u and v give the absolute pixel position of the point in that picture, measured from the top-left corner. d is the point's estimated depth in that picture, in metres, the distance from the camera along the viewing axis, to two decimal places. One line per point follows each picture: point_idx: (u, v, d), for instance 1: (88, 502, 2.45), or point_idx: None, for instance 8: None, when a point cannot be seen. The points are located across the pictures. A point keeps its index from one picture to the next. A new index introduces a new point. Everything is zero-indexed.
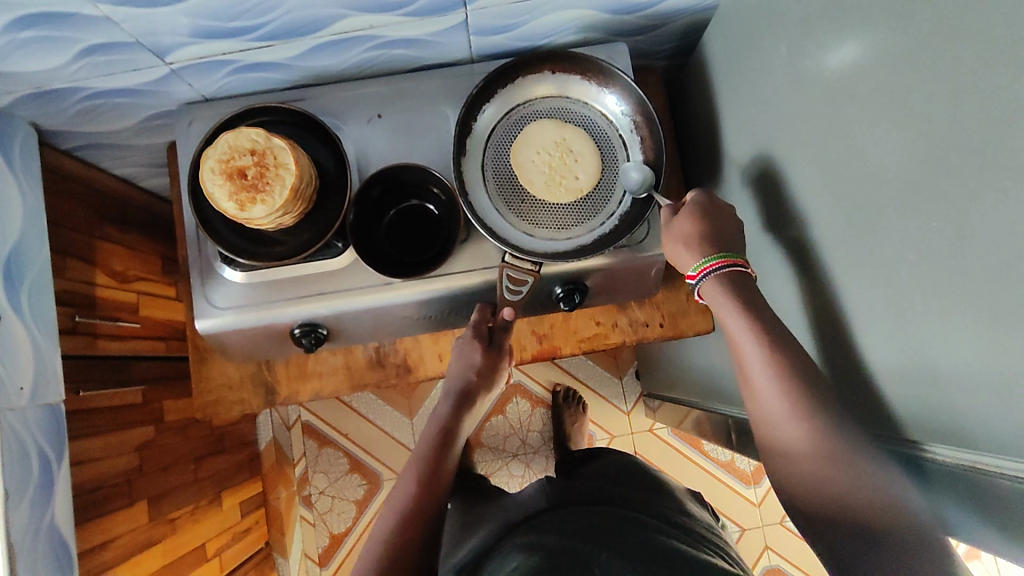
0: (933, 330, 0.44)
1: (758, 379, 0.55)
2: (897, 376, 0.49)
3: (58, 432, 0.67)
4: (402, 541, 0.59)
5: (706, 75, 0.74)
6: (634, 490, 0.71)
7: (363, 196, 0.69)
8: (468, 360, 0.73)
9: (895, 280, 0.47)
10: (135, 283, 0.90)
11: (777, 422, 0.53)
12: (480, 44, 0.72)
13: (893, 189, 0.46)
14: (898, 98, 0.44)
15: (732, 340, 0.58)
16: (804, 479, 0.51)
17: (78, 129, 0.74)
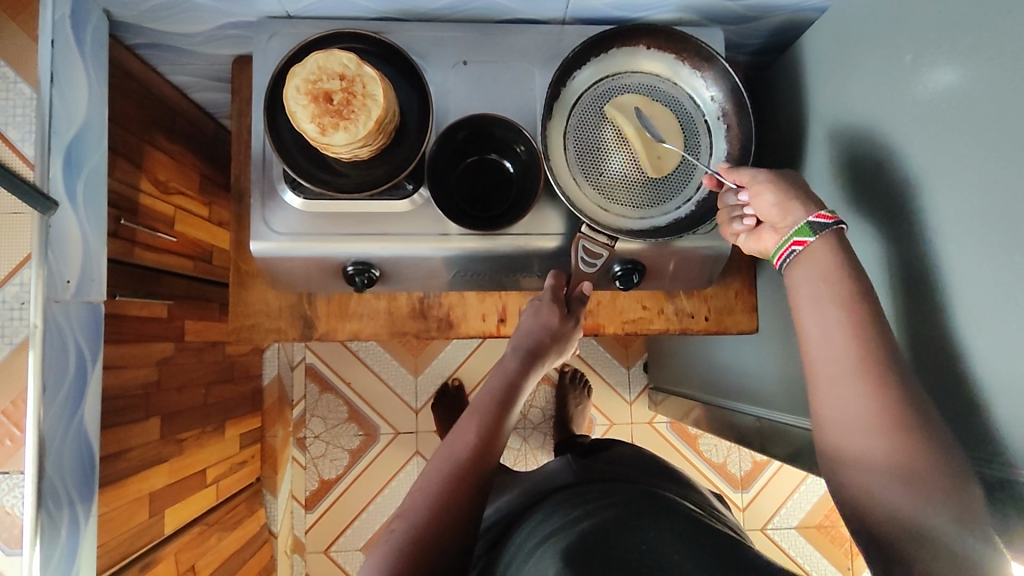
0: (1010, 353, 0.45)
1: (830, 346, 0.49)
2: (962, 392, 0.50)
3: (97, 333, 0.64)
4: (450, 502, 0.51)
5: (795, 76, 0.74)
6: (657, 474, 0.64)
7: (448, 138, 0.68)
8: (545, 321, 0.66)
9: (979, 302, 0.48)
10: (174, 196, 0.88)
11: (841, 376, 0.48)
12: (577, 6, 0.71)
13: (997, 212, 0.46)
14: (1006, 127, 0.45)
15: (809, 308, 0.51)
16: (850, 442, 0.46)
17: (149, 26, 0.71)
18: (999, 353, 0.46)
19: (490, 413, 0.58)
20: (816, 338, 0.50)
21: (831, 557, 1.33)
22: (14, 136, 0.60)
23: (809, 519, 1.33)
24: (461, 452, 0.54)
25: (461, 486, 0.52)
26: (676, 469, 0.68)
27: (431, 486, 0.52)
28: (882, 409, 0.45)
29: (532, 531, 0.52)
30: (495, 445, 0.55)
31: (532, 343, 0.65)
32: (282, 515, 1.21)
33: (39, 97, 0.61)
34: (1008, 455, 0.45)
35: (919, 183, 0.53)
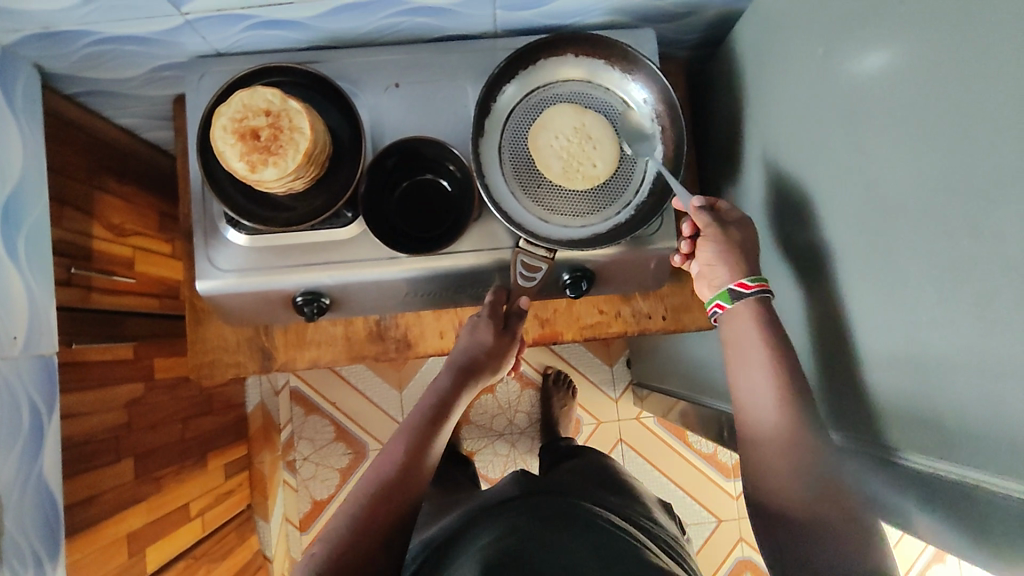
0: (924, 343, 0.45)
1: (751, 372, 0.57)
2: (886, 383, 0.50)
3: (49, 385, 0.66)
4: (375, 519, 0.55)
5: (730, 69, 0.74)
6: (610, 487, 0.67)
7: (378, 165, 0.68)
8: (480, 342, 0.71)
9: (895, 293, 0.48)
10: (131, 237, 0.88)
11: (759, 413, 0.55)
12: (504, 19, 0.71)
13: (902, 203, 0.46)
14: (909, 117, 0.45)
15: (733, 337, 0.60)
16: (761, 453, 0.54)
17: (82, 75, 0.72)
18: (914, 344, 0.46)
19: (418, 434, 0.64)
20: (737, 365, 0.59)
21: None
22: None
23: None
24: (389, 469, 0.59)
25: (387, 506, 0.56)
26: (625, 479, 0.71)
27: (357, 502, 0.56)
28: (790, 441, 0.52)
29: (455, 543, 0.56)
30: (422, 468, 0.61)
31: (465, 359, 0.71)
32: (275, 538, 1.23)
33: None
34: (931, 446, 0.45)
35: (845, 174, 0.53)
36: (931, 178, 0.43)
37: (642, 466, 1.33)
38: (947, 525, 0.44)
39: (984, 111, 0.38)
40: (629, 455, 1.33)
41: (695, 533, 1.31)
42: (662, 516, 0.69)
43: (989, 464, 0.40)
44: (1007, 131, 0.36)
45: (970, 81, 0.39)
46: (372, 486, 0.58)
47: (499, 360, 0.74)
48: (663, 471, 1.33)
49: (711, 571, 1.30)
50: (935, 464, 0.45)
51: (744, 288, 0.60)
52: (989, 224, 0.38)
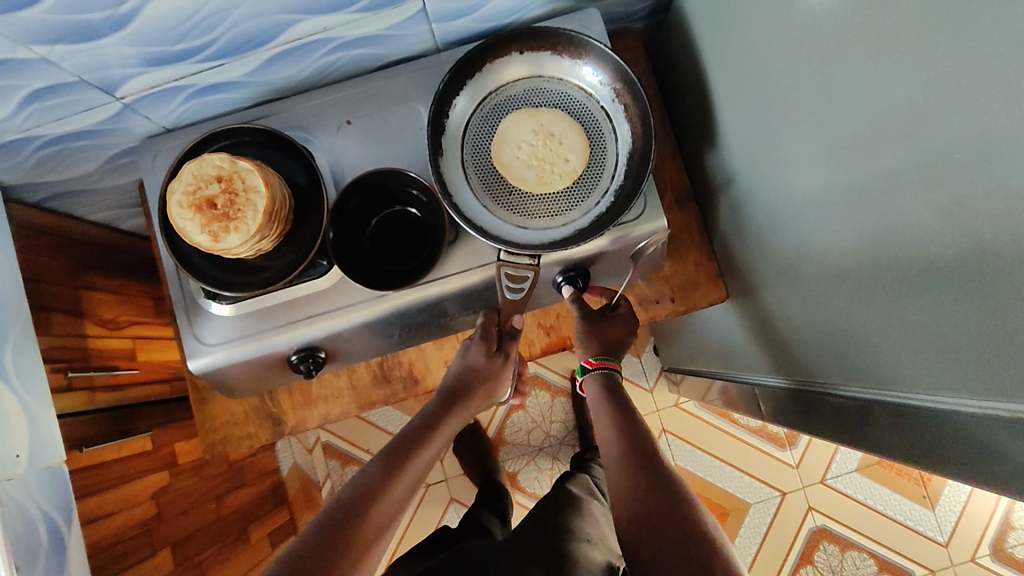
0: (926, 267, 0.41)
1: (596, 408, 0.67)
2: (897, 323, 0.45)
3: (64, 494, 0.65)
4: (328, 540, 0.53)
5: (684, 32, 0.70)
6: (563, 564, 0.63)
7: (342, 209, 0.66)
8: (474, 363, 0.71)
9: (886, 227, 0.44)
10: (127, 329, 0.88)
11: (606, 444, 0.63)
12: (443, 31, 0.69)
13: (877, 127, 0.43)
14: (863, 35, 0.41)
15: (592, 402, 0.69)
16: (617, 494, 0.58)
17: (42, 180, 0.72)
18: (914, 270, 0.42)
19: (391, 459, 0.62)
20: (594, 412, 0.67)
21: (902, 489, 1.24)
22: None
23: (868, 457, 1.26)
24: (356, 494, 0.58)
25: (344, 529, 0.54)
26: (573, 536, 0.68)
27: (316, 526, 0.55)
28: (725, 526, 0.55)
29: None
30: (394, 489, 0.60)
31: (454, 381, 0.71)
32: None
33: None
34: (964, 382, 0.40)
35: (816, 112, 0.50)
36: (898, 95, 0.39)
37: (692, 453, 1.28)
38: (1000, 451, 0.38)
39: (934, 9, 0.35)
40: (674, 444, 1.29)
41: (761, 510, 1.26)
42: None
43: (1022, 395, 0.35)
44: (971, 25, 0.33)
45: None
46: (334, 511, 0.56)
47: (492, 381, 0.73)
48: (712, 453, 1.28)
49: (786, 547, 1.24)
50: (982, 404, 0.39)
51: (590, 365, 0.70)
52: (963, 128, 0.35)
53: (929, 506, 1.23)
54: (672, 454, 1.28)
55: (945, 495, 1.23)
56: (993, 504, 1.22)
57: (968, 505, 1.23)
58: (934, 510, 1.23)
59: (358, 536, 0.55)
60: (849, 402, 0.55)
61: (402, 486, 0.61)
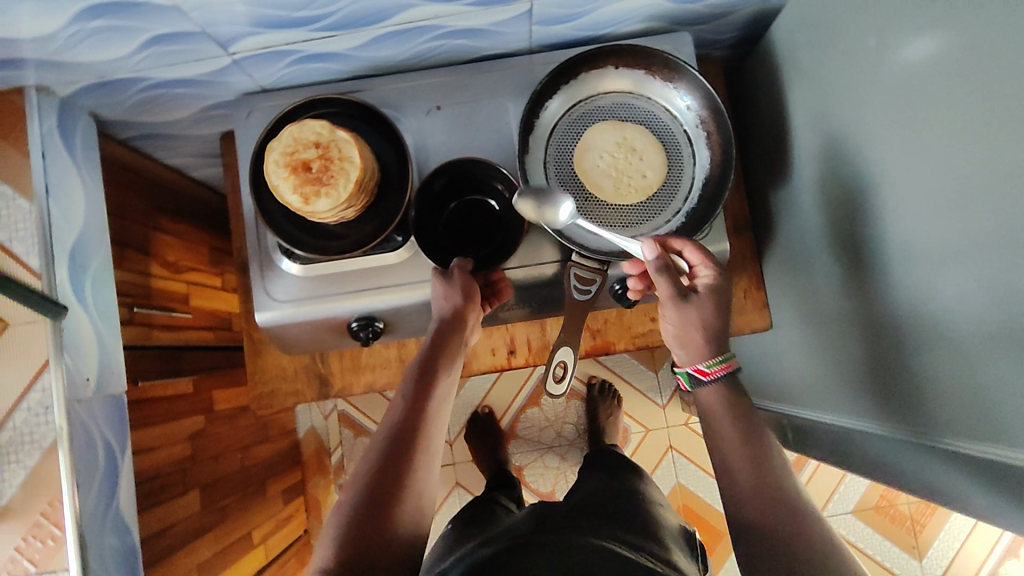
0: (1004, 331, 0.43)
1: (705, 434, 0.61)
2: (966, 374, 0.48)
3: (121, 423, 0.67)
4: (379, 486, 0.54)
5: (770, 67, 0.73)
6: (634, 510, 0.69)
7: (426, 188, 0.70)
8: (449, 304, 0.66)
9: (972, 282, 0.46)
10: (185, 273, 0.91)
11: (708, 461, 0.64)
12: (541, 34, 0.72)
13: (970, 188, 0.45)
14: (969, 99, 0.43)
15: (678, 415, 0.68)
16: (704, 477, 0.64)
17: (135, 120, 0.74)
18: (997, 328, 0.44)
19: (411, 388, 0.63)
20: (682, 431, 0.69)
21: (894, 537, 1.26)
22: (19, 251, 0.62)
23: (865, 502, 1.28)
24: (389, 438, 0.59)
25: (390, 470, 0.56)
26: (644, 513, 0.69)
27: (362, 484, 0.55)
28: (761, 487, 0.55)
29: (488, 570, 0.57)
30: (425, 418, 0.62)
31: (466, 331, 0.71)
32: None
33: (37, 209, 0.62)
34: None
35: (906, 161, 0.52)
36: (1000, 162, 0.42)
37: (694, 472, 1.31)
38: None
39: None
40: (680, 462, 1.31)
41: None
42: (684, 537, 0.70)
43: None
44: None
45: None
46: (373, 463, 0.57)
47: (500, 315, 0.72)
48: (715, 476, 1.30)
49: None
50: None
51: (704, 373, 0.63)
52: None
53: (917, 556, 1.26)
54: (677, 471, 1.31)
55: (933, 550, 1.26)
56: (977, 564, 1.26)
57: (955, 561, 1.26)
58: (922, 561, 1.26)
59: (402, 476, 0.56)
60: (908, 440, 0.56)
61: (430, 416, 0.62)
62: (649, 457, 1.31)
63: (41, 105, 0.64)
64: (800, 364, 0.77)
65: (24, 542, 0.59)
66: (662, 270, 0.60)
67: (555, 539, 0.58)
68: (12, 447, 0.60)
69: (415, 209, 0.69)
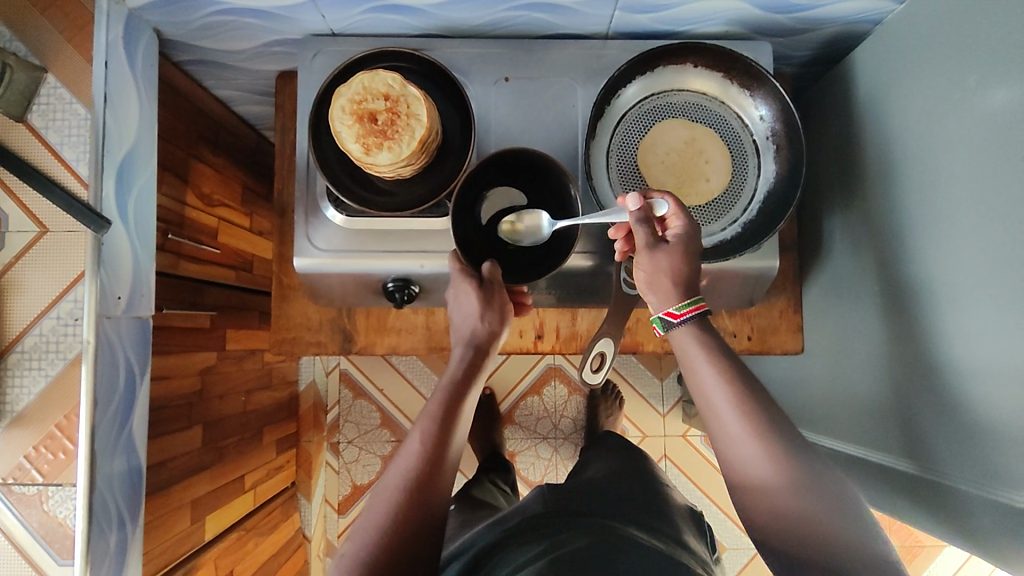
0: None
1: (703, 388, 0.54)
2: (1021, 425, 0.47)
3: (145, 348, 0.66)
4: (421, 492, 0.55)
5: (845, 91, 0.72)
6: (644, 501, 0.72)
7: (477, 176, 0.66)
8: (486, 326, 0.64)
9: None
10: (217, 208, 0.89)
11: (753, 469, 0.51)
12: (621, 21, 0.70)
13: None
14: None
15: (702, 393, 0.54)
16: (741, 468, 0.52)
17: (196, 44, 0.72)
18: None
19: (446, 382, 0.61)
20: (721, 431, 0.53)
21: None
22: (70, 156, 0.62)
23: None
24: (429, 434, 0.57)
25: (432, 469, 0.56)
26: (656, 502, 0.73)
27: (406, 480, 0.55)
28: (788, 482, 0.50)
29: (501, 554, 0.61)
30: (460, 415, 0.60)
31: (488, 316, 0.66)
32: (315, 519, 1.24)
33: (94, 117, 0.62)
34: None
35: (988, 204, 0.51)
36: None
37: (685, 483, 1.31)
38: None
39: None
40: (672, 471, 1.32)
41: (733, 557, 1.30)
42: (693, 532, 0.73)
43: None
44: None
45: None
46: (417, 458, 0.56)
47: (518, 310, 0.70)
48: (704, 490, 1.31)
49: None
50: None
51: (674, 318, 0.56)
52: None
53: None
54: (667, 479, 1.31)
55: None
56: None
57: None
58: None
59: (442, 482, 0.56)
60: (943, 484, 0.56)
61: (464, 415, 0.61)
62: None
63: (110, 13, 0.62)
64: (827, 391, 0.77)
65: (35, 451, 0.60)
66: (643, 221, 0.57)
67: (585, 521, 0.63)
68: (35, 353, 0.60)
69: (472, 209, 0.67)
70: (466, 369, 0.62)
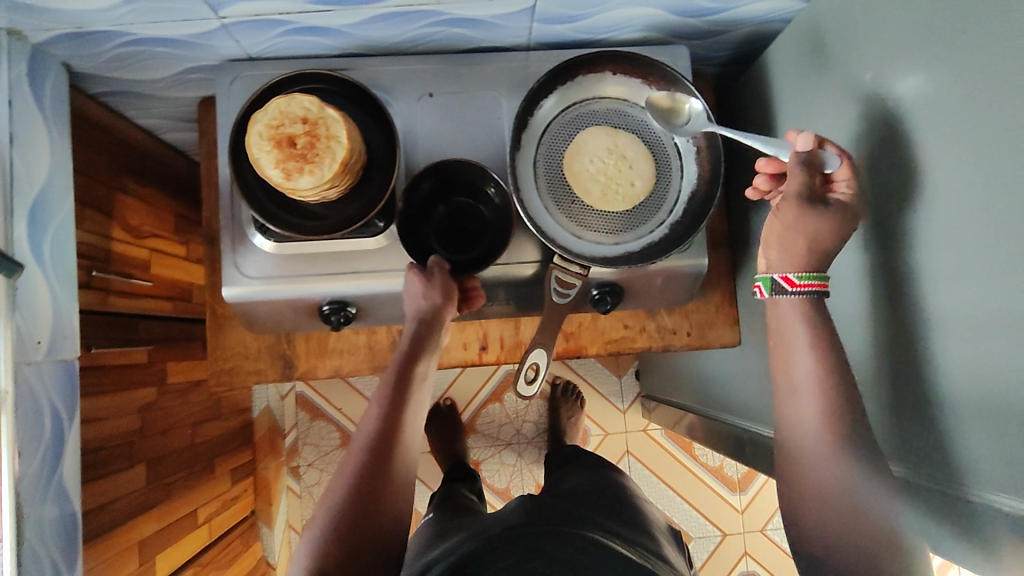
0: (959, 370, 0.45)
1: (794, 386, 0.57)
2: (928, 405, 0.49)
3: (72, 390, 0.65)
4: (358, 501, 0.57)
5: (762, 89, 0.74)
6: (618, 513, 0.72)
7: (413, 189, 0.68)
8: (429, 303, 0.65)
9: (937, 318, 0.48)
10: (148, 239, 0.87)
11: (816, 467, 0.53)
12: (540, 32, 0.71)
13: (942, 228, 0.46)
14: (955, 143, 0.45)
15: (791, 389, 0.57)
16: (804, 463, 0.54)
17: (109, 75, 0.70)
18: (958, 365, 0.45)
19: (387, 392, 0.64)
20: (796, 425, 0.56)
21: None
22: None
23: None
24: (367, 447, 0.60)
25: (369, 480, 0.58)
26: (631, 515, 0.72)
27: (345, 489, 0.57)
28: (841, 494, 0.51)
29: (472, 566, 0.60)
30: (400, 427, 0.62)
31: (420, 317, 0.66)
32: (279, 545, 1.22)
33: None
34: (970, 477, 0.45)
35: (885, 195, 0.53)
36: (984, 207, 0.42)
37: (649, 478, 1.33)
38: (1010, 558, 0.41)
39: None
40: (635, 467, 1.33)
41: (701, 546, 1.32)
42: (670, 545, 0.73)
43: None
44: None
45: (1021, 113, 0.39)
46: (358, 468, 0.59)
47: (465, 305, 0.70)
48: (668, 482, 1.33)
49: None
50: (994, 498, 0.43)
51: (789, 283, 0.58)
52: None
53: None
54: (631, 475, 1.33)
55: None
56: None
57: None
58: None
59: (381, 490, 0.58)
60: None
61: (405, 426, 0.63)
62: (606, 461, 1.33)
63: (12, 51, 0.60)
64: None
65: None
66: (805, 166, 0.56)
67: (554, 536, 0.62)
68: None
69: (415, 221, 0.70)
70: (403, 377, 0.65)
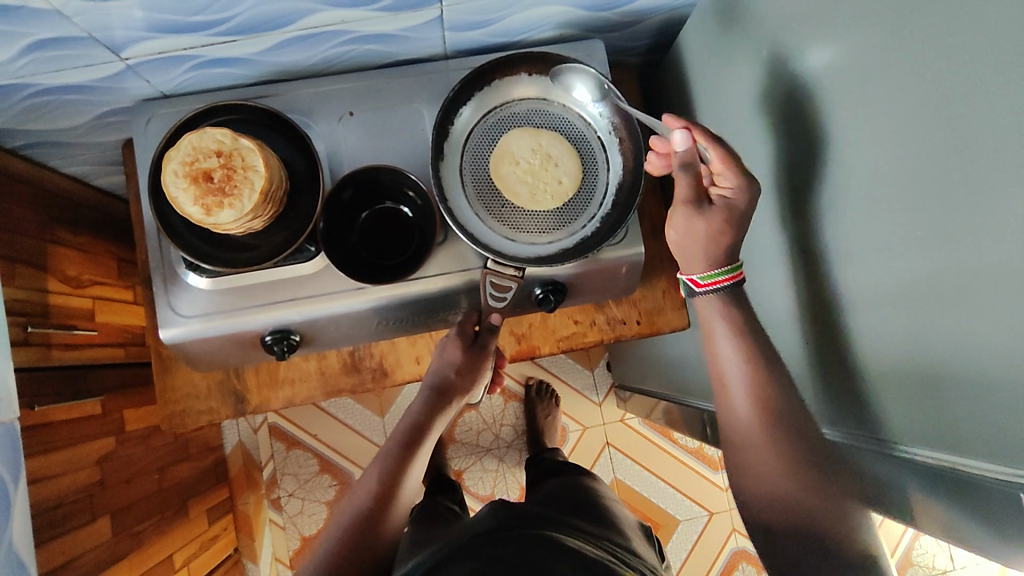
0: (877, 333, 0.46)
1: (723, 363, 0.56)
2: (851, 370, 0.50)
3: (14, 450, 0.63)
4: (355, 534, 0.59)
5: (681, 73, 0.75)
6: (586, 510, 0.71)
7: (334, 200, 0.67)
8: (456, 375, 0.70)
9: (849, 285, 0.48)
10: (89, 288, 0.86)
11: (748, 437, 0.53)
12: (453, 39, 0.71)
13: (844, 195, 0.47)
14: (849, 109, 0.45)
15: (718, 363, 0.57)
16: (739, 438, 0.54)
17: (24, 128, 0.69)
18: (873, 329, 0.46)
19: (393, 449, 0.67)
20: (730, 406, 0.55)
21: None
22: None
23: None
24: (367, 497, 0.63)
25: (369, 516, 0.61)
26: (599, 511, 0.71)
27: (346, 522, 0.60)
28: (780, 464, 0.51)
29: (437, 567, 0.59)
30: (397, 488, 0.64)
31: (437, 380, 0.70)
32: None
33: None
34: (900, 437, 0.45)
35: (793, 168, 0.54)
36: (875, 172, 0.43)
37: (631, 467, 1.33)
38: (955, 513, 0.42)
39: (913, 100, 0.39)
40: (616, 457, 1.33)
41: (689, 527, 1.32)
42: (640, 540, 0.72)
43: (948, 448, 0.41)
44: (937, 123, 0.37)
45: (898, 77, 0.40)
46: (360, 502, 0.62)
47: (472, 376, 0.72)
48: (650, 469, 1.33)
49: (709, 562, 1.31)
50: (924, 456, 0.43)
51: (698, 285, 0.59)
52: (929, 211, 0.39)
53: None
54: (613, 466, 1.33)
55: None
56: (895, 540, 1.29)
57: None
58: None
59: (382, 522, 0.61)
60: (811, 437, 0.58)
61: (403, 488, 0.65)
62: (588, 454, 1.33)
63: None
64: None
65: None
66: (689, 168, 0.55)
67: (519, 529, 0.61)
68: None
69: (341, 232, 0.68)
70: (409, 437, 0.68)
